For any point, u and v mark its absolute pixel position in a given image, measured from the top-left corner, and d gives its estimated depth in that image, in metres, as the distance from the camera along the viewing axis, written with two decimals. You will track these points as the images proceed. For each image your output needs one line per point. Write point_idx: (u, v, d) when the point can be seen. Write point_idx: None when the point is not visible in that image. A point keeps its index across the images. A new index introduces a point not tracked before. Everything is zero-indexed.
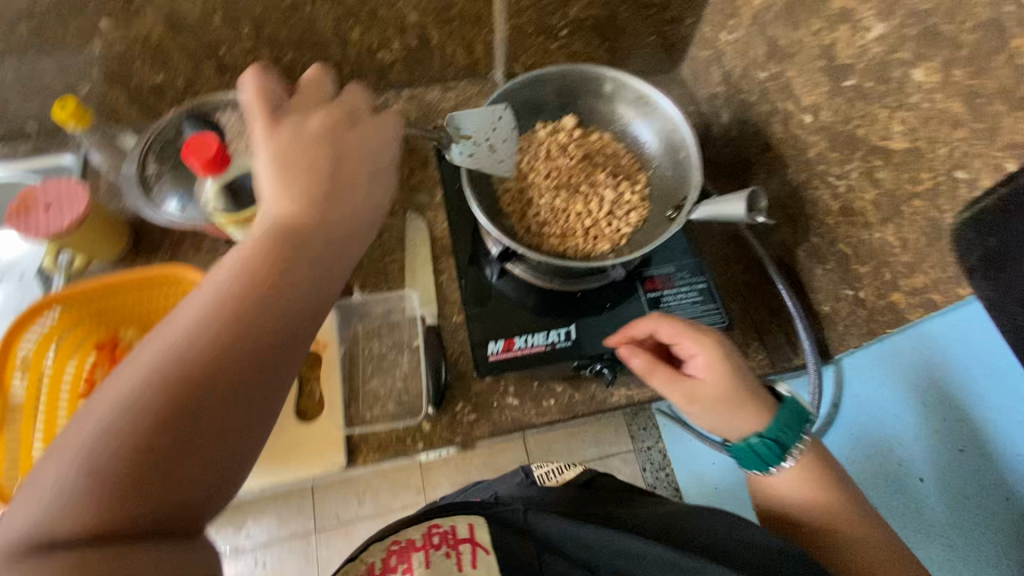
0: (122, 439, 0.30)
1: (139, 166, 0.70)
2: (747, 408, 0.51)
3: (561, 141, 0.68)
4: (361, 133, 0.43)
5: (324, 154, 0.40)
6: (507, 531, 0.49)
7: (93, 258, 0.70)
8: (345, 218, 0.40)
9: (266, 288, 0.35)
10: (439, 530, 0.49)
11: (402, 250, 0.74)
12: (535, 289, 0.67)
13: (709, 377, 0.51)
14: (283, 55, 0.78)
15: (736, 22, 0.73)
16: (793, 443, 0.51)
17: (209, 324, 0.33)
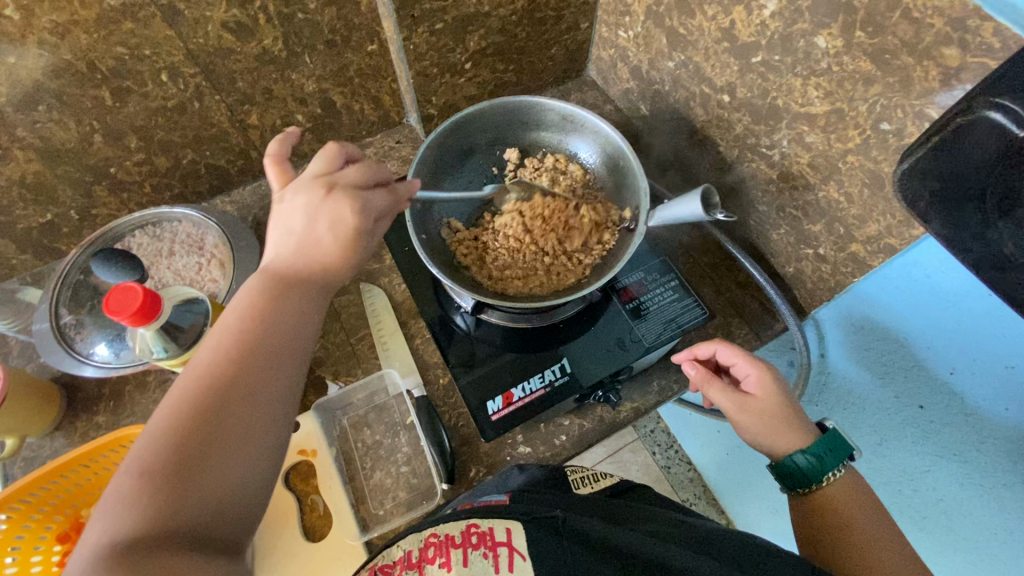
0: None
1: (52, 318, 0.62)
2: (796, 427, 0.55)
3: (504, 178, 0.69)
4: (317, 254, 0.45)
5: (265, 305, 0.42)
6: (546, 531, 0.44)
7: (25, 435, 0.61)
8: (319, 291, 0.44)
9: (248, 376, 0.38)
10: (477, 529, 0.45)
11: (367, 326, 0.70)
12: (515, 331, 0.65)
13: (762, 393, 0.56)
14: (182, 157, 0.72)
15: (631, 19, 0.74)
16: (832, 466, 0.52)
17: (193, 396, 0.36)
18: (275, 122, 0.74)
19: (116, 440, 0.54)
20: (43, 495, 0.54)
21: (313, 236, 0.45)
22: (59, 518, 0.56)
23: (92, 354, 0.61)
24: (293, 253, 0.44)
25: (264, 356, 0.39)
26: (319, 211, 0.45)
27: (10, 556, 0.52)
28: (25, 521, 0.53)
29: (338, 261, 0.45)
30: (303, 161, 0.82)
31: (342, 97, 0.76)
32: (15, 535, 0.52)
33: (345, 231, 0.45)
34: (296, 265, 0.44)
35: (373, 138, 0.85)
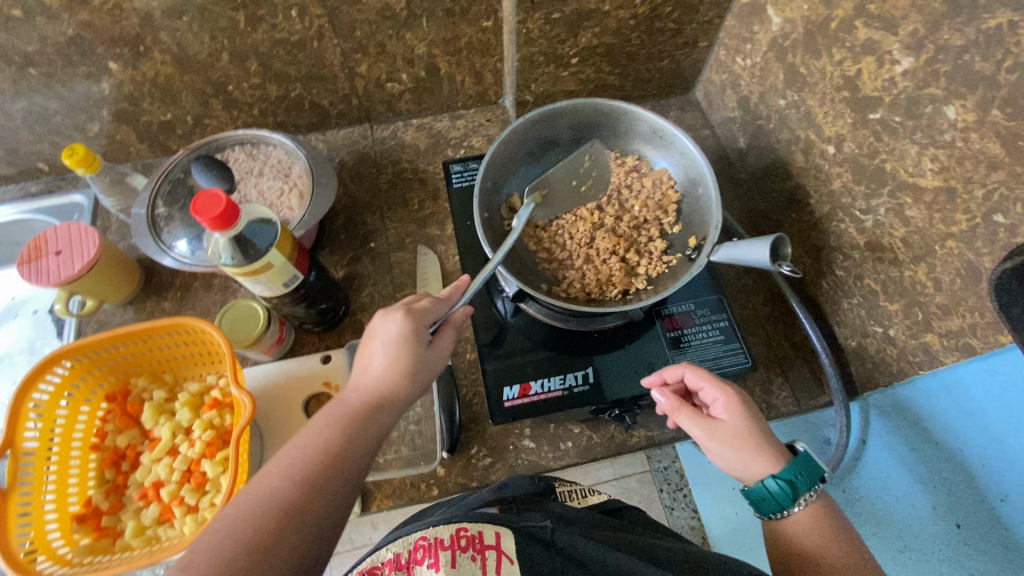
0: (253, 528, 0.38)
1: (148, 206, 0.68)
2: (764, 452, 0.50)
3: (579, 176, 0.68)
4: (386, 354, 0.48)
5: (360, 401, 0.46)
6: (534, 540, 0.45)
7: (105, 300, 0.69)
8: (386, 413, 0.47)
9: (334, 462, 0.43)
10: (466, 533, 0.44)
11: (414, 284, 0.73)
12: (551, 328, 0.65)
13: (730, 417, 0.52)
14: (292, 89, 0.76)
15: (753, 47, 0.71)
16: (804, 491, 0.49)
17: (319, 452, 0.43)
18: (380, 76, 0.78)
19: (172, 326, 0.58)
20: (99, 356, 0.58)
21: (386, 343, 0.48)
22: (113, 381, 0.61)
23: (173, 246, 0.67)
24: (365, 369, 0.48)
25: (348, 446, 0.44)
26: (381, 329, 0.49)
27: (67, 399, 0.57)
28: (80, 374, 0.58)
29: (401, 378, 0.48)
30: (396, 118, 0.85)
31: (447, 65, 0.78)
32: (76, 380, 0.58)
33: (407, 336, 0.48)
34: (366, 386, 0.47)
35: (467, 111, 0.86)
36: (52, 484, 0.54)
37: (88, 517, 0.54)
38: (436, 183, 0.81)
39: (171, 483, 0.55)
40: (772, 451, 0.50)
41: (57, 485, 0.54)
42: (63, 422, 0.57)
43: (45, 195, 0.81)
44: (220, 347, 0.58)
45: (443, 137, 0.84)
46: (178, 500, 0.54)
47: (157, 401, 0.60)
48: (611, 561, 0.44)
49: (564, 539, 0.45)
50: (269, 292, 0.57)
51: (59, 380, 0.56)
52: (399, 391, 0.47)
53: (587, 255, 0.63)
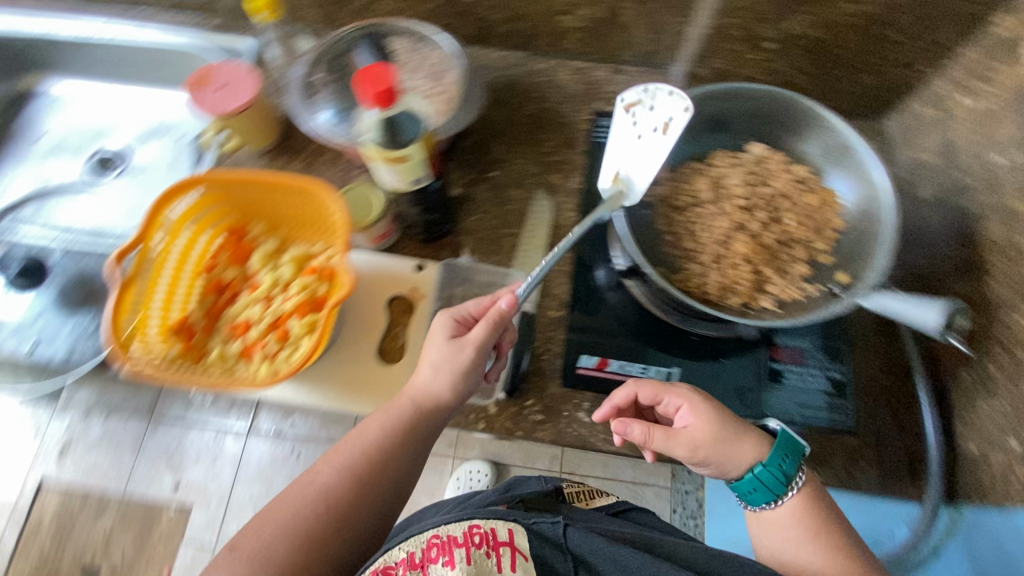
0: (318, 507, 0.49)
1: (305, 69, 0.70)
2: (744, 439, 0.51)
3: (741, 167, 0.58)
4: (435, 371, 0.54)
5: (410, 407, 0.54)
6: (546, 541, 0.47)
7: (245, 143, 0.74)
8: (429, 423, 0.54)
9: (384, 462, 0.52)
10: (479, 530, 0.47)
11: (521, 227, 0.71)
12: (649, 315, 0.62)
13: (697, 422, 0.52)
14: None
15: (989, 88, 0.60)
16: (792, 474, 0.51)
17: (371, 451, 0.52)
18: (559, 6, 0.73)
19: (301, 185, 0.59)
20: (229, 190, 0.60)
21: (435, 358, 0.54)
22: (235, 219, 0.63)
23: (317, 114, 0.68)
24: (422, 375, 0.54)
25: (394, 448, 0.53)
26: (436, 344, 0.55)
27: (195, 220, 0.60)
28: (208, 200, 0.60)
29: (444, 394, 0.54)
30: (557, 54, 0.81)
31: (630, 14, 0.72)
32: (207, 206, 0.61)
33: (453, 359, 0.54)
34: (415, 395, 0.54)
35: (632, 68, 0.79)
36: (162, 291, 0.58)
37: (183, 331, 0.58)
38: (572, 134, 0.76)
39: (260, 327, 0.57)
40: (749, 441, 0.51)
41: (166, 293, 0.58)
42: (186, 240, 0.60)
43: (216, 31, 0.85)
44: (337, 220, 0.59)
45: (597, 89, 0.79)
46: (264, 344, 0.57)
47: (267, 250, 0.62)
48: (620, 556, 0.45)
49: (576, 538, 0.47)
50: (395, 184, 0.58)
51: (194, 201, 0.59)
52: (443, 405, 0.54)
53: (718, 255, 0.55)
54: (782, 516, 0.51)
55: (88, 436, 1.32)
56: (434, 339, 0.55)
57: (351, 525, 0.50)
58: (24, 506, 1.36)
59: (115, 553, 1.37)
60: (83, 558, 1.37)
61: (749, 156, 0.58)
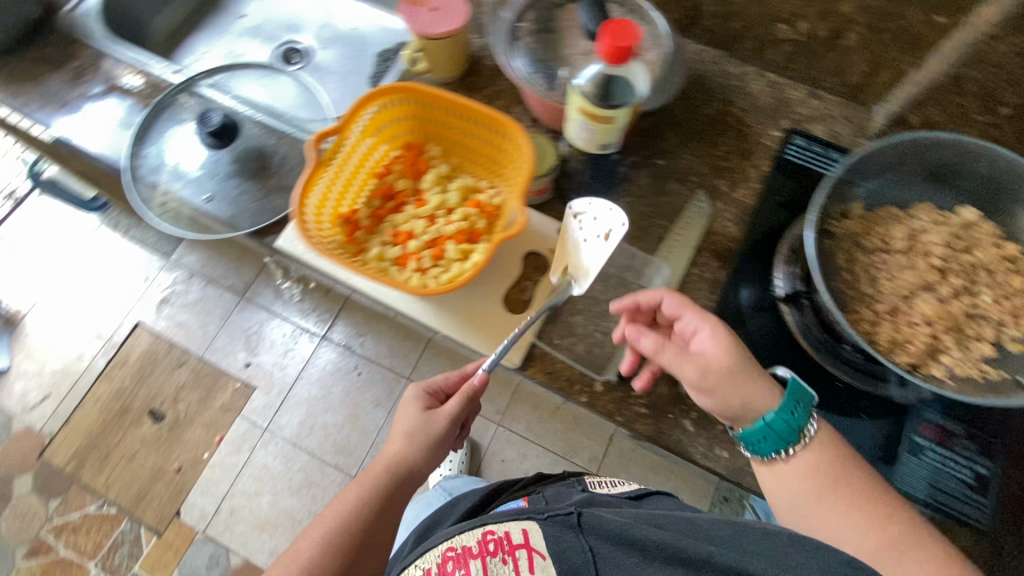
0: (335, 532, 0.58)
1: (515, 14, 0.69)
2: (758, 380, 0.51)
3: (948, 227, 0.54)
4: (416, 430, 0.64)
5: (376, 477, 0.62)
6: (563, 529, 0.50)
7: (432, 70, 0.76)
8: (421, 458, 0.63)
9: (384, 492, 0.61)
10: (493, 537, 0.52)
11: (673, 223, 0.69)
12: (795, 344, 0.60)
13: (713, 349, 0.52)
14: None
15: None
16: (806, 426, 0.50)
17: (373, 491, 0.61)
18: (780, 13, 0.70)
19: (495, 122, 0.59)
20: (427, 107, 0.62)
21: (410, 423, 0.64)
22: (416, 134, 0.65)
23: (514, 59, 0.68)
24: (400, 442, 0.63)
25: (395, 478, 0.62)
26: (411, 430, 0.64)
27: (385, 125, 0.62)
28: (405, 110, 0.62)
29: (428, 441, 0.63)
30: (755, 62, 0.78)
31: (854, 39, 0.68)
32: (399, 115, 0.62)
33: (430, 420, 0.64)
34: (399, 445, 0.63)
35: (829, 95, 0.76)
36: (340, 182, 0.60)
37: (348, 223, 0.61)
38: (752, 143, 0.74)
39: (419, 242, 0.61)
40: (761, 386, 0.51)
41: (343, 184, 0.61)
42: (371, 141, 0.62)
43: None
44: (517, 161, 0.60)
45: (788, 107, 0.75)
46: (419, 258, 0.59)
47: (439, 171, 0.64)
48: (635, 535, 0.47)
49: (591, 521, 0.50)
50: (582, 141, 0.56)
51: (391, 107, 0.61)
52: (428, 444, 0.63)
53: (895, 308, 0.52)
54: (798, 468, 0.51)
55: (187, 295, 1.54)
56: (391, 434, 0.65)
57: (366, 547, 0.58)
58: (118, 339, 1.51)
59: (180, 405, 1.45)
60: (151, 403, 1.45)
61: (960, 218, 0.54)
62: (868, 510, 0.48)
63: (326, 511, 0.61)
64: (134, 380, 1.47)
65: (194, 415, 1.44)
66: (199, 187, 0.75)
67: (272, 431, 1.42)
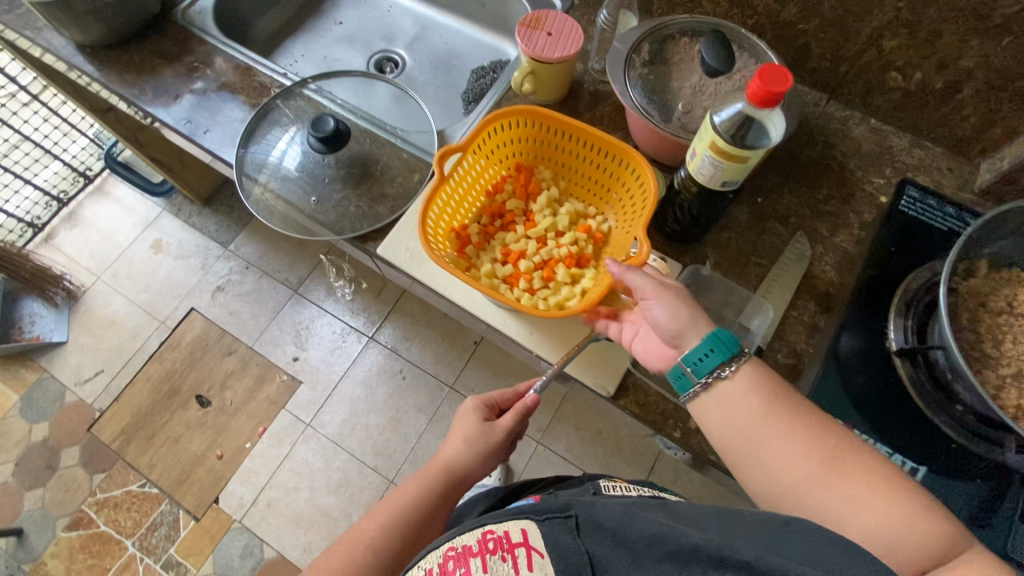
0: (397, 519, 0.60)
1: (631, 45, 0.70)
2: (688, 306, 0.52)
3: None
4: (480, 433, 0.67)
5: (434, 476, 0.64)
6: (563, 528, 0.45)
7: (537, 92, 0.76)
8: (479, 460, 0.66)
9: (446, 487, 0.64)
10: (493, 535, 0.46)
11: (771, 261, 0.69)
12: (908, 400, 0.58)
13: (653, 288, 0.52)
14: (803, 21, 0.72)
15: None
16: (717, 364, 0.49)
17: (432, 483, 0.64)
18: (894, 62, 0.70)
19: (614, 147, 0.62)
20: (545, 131, 0.66)
21: (471, 429, 0.67)
22: (528, 158, 0.69)
23: (630, 89, 0.68)
24: (460, 445, 0.66)
25: (452, 474, 0.65)
26: (471, 436, 0.67)
27: (501, 146, 0.66)
28: (524, 133, 0.66)
29: (490, 445, 0.67)
30: (857, 108, 0.78)
31: (970, 94, 0.68)
32: (515, 138, 0.67)
33: (495, 427, 0.68)
34: (460, 445, 0.66)
35: (933, 146, 0.75)
36: (457, 196, 0.64)
37: (461, 237, 0.64)
38: (852, 188, 0.73)
39: (530, 262, 0.63)
40: (685, 316, 0.51)
41: (460, 198, 0.65)
42: (488, 161, 0.66)
43: None
44: (643, 194, 0.60)
45: (890, 155, 0.75)
46: (530, 277, 0.62)
47: (551, 195, 0.67)
48: (631, 527, 0.43)
49: (588, 517, 0.46)
50: (705, 178, 0.56)
51: (510, 130, 0.65)
52: (488, 449, 0.67)
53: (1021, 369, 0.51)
54: (742, 386, 0.49)
55: (242, 285, 1.57)
56: (451, 436, 0.68)
57: (422, 536, 0.61)
58: (172, 323, 1.54)
59: (227, 391, 1.47)
60: (199, 387, 1.48)
61: None
62: (803, 424, 0.47)
63: (379, 506, 0.62)
64: (184, 363, 1.50)
65: (240, 403, 1.46)
66: (300, 188, 0.76)
67: (315, 427, 1.43)
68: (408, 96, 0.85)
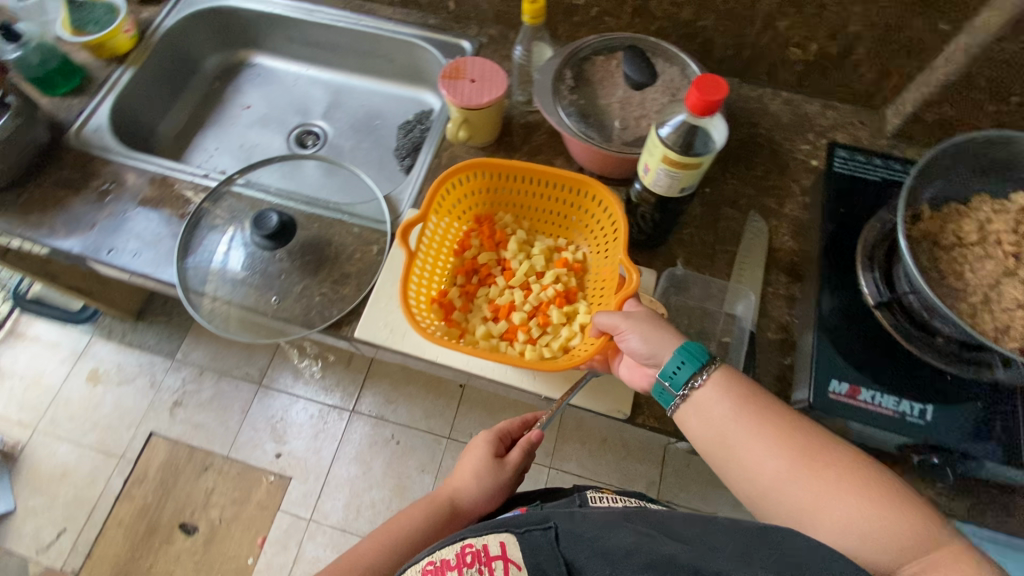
0: (389, 549, 0.60)
1: (554, 74, 0.72)
2: (659, 326, 0.54)
3: (1009, 219, 0.59)
4: (490, 468, 0.65)
5: (436, 505, 0.64)
6: (540, 543, 0.45)
7: (472, 138, 0.76)
8: (487, 495, 0.65)
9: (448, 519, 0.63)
10: (471, 548, 0.46)
11: (735, 246, 0.71)
12: (899, 346, 0.60)
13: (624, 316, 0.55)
14: (701, 19, 0.77)
15: None
16: (694, 375, 0.52)
17: (433, 514, 0.63)
18: (790, 39, 0.76)
19: (568, 179, 0.64)
20: (494, 178, 0.67)
21: (482, 461, 0.65)
22: (484, 207, 0.70)
23: (564, 115, 0.69)
24: (471, 479, 0.65)
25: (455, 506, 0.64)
26: (481, 469, 0.65)
27: (457, 203, 0.67)
28: (476, 187, 0.67)
29: (500, 481, 0.65)
30: (767, 85, 0.83)
31: (863, 53, 0.74)
32: (468, 192, 0.68)
33: (508, 463, 0.65)
34: (469, 478, 0.65)
35: (842, 105, 0.81)
36: (425, 263, 0.65)
37: (443, 304, 0.65)
38: (784, 159, 0.78)
39: (521, 312, 0.64)
40: (661, 336, 0.54)
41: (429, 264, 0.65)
42: (447, 221, 0.67)
43: (437, 30, 0.91)
44: (611, 218, 0.62)
45: (809, 121, 0.80)
46: (526, 328, 0.63)
47: (519, 238, 0.69)
48: (608, 543, 0.43)
49: (567, 533, 0.45)
50: (662, 189, 0.58)
51: (461, 186, 0.66)
52: (498, 485, 0.65)
53: (987, 297, 0.56)
54: (712, 398, 0.51)
55: (200, 394, 1.46)
56: (459, 468, 0.67)
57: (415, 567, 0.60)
58: (131, 455, 1.41)
59: (213, 510, 1.36)
60: (180, 515, 1.36)
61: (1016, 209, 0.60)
62: (772, 428, 0.49)
63: (375, 533, 0.62)
64: (157, 494, 1.37)
65: (229, 519, 1.35)
66: (252, 290, 0.72)
67: (317, 519, 1.35)
68: (340, 167, 0.83)
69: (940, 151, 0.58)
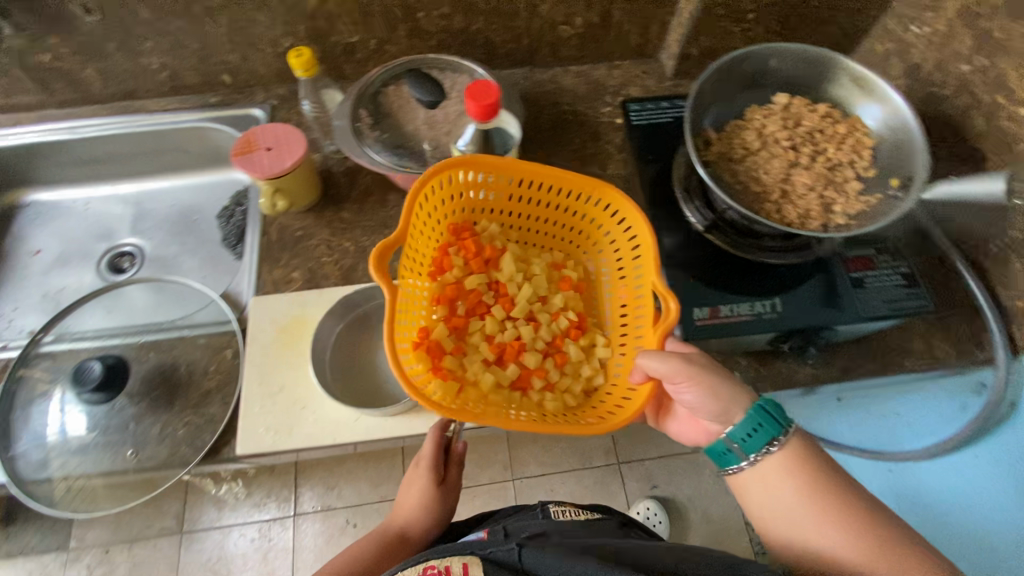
0: None
1: (350, 117, 0.70)
2: (735, 387, 0.51)
3: (776, 119, 0.68)
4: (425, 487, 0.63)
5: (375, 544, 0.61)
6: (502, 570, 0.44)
7: (293, 205, 0.73)
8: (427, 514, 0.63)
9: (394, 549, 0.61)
10: (429, 569, 0.45)
11: None
12: (735, 256, 0.66)
13: (700, 379, 0.51)
14: (473, 23, 0.79)
15: (934, 16, 0.73)
16: (770, 436, 0.50)
17: (375, 552, 0.60)
18: (558, 18, 0.80)
19: (580, 186, 0.61)
20: (498, 181, 0.63)
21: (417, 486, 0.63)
22: (461, 217, 0.66)
23: (372, 153, 0.68)
24: (409, 505, 0.63)
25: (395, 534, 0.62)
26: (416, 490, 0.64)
27: (435, 218, 0.62)
28: (461, 189, 0.63)
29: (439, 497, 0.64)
30: (556, 64, 0.87)
31: (621, 13, 0.80)
32: (448, 199, 0.62)
33: (442, 479, 0.65)
34: (406, 505, 0.63)
35: (625, 63, 0.88)
36: (415, 299, 0.59)
37: (430, 335, 0.59)
38: (594, 126, 0.83)
39: (536, 350, 0.62)
40: (742, 399, 0.51)
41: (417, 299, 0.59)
42: (425, 243, 0.61)
43: (222, 107, 0.85)
44: (629, 224, 0.60)
45: (603, 86, 0.86)
46: (543, 370, 0.61)
47: (513, 255, 0.65)
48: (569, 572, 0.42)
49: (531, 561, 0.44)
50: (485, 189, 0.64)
51: (448, 194, 0.61)
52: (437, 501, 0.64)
53: (783, 191, 0.63)
54: (783, 469, 0.50)
55: None
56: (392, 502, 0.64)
57: None
58: None
59: None
60: None
61: (778, 108, 0.68)
62: (845, 509, 0.48)
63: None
64: None
65: None
66: (105, 450, 0.63)
67: None
68: (166, 280, 0.75)
69: (703, 82, 0.65)
